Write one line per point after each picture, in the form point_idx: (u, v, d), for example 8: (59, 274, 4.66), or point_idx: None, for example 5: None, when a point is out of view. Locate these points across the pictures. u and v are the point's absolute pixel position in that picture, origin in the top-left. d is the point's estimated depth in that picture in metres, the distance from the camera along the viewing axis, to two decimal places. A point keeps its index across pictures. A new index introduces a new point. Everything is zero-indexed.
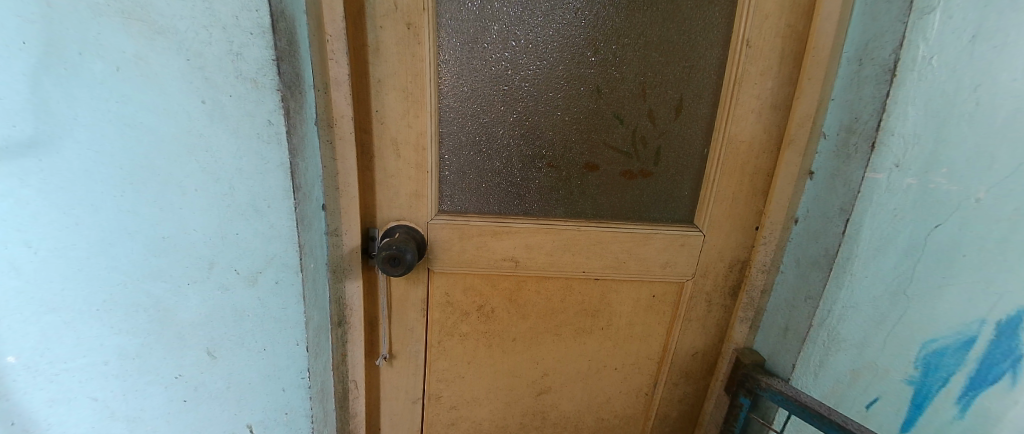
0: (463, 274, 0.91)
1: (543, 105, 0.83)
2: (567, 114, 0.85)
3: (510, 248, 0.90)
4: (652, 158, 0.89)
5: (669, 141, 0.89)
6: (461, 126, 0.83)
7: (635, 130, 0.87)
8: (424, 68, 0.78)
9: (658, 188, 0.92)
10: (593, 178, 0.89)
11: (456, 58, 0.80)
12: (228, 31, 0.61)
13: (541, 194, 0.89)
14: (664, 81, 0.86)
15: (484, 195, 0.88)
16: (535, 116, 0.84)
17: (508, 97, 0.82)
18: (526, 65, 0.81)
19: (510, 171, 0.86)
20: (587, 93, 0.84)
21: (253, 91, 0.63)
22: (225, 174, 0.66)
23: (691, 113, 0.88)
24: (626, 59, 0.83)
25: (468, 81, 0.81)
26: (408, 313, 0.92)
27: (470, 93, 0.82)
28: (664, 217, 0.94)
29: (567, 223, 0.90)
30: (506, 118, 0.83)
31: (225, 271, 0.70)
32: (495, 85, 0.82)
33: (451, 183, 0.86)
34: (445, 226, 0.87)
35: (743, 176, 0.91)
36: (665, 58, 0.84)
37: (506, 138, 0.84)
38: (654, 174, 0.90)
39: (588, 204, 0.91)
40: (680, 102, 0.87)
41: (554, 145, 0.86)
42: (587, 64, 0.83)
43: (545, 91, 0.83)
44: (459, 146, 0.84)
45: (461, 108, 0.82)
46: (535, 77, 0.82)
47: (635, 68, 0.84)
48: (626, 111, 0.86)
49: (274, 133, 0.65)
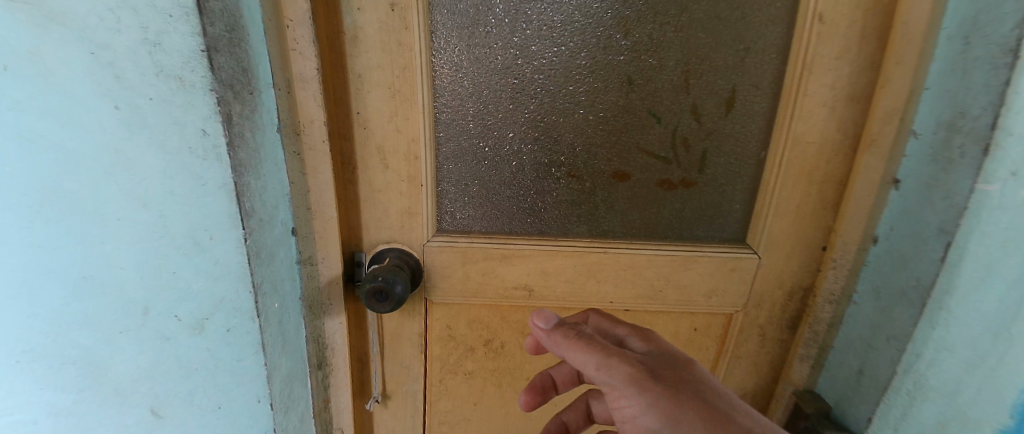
0: (467, 305, 0.77)
1: (561, 102, 0.69)
2: (591, 112, 0.69)
3: (523, 274, 0.75)
4: (694, 165, 0.73)
5: (718, 143, 0.72)
6: (461, 129, 0.69)
7: (675, 130, 0.71)
8: (415, 58, 0.62)
9: (703, 202, 0.75)
10: (623, 190, 0.74)
11: (454, 46, 0.65)
12: (140, 11, 0.42)
13: (560, 209, 0.74)
14: (712, 69, 0.69)
15: (490, 213, 0.73)
16: (551, 116, 0.69)
17: (518, 93, 0.68)
18: (540, 54, 0.66)
19: (522, 181, 0.72)
20: (615, 87, 0.69)
21: (179, 92, 0.44)
22: (155, 189, 0.47)
23: (745, 109, 0.72)
24: (665, 43, 0.67)
25: (469, 73, 0.67)
26: (404, 349, 0.78)
27: (471, 88, 0.67)
28: (710, 235, 0.78)
29: (591, 243, 0.75)
30: (516, 118, 0.69)
31: (165, 317, 0.52)
32: (502, 80, 0.67)
33: (451, 198, 0.72)
34: (444, 249, 0.72)
35: (809, 186, 0.74)
36: (715, 39, 0.68)
37: (516, 143, 0.70)
38: (698, 184, 0.74)
39: (616, 221, 0.75)
40: (732, 94, 0.71)
41: (576, 152, 0.71)
42: (616, 50, 0.67)
43: (563, 86, 0.68)
44: (459, 154, 0.70)
45: (462, 107, 0.68)
46: (551, 67, 0.67)
47: (676, 54, 0.68)
48: (664, 108, 0.70)
49: (211, 146, 0.46)
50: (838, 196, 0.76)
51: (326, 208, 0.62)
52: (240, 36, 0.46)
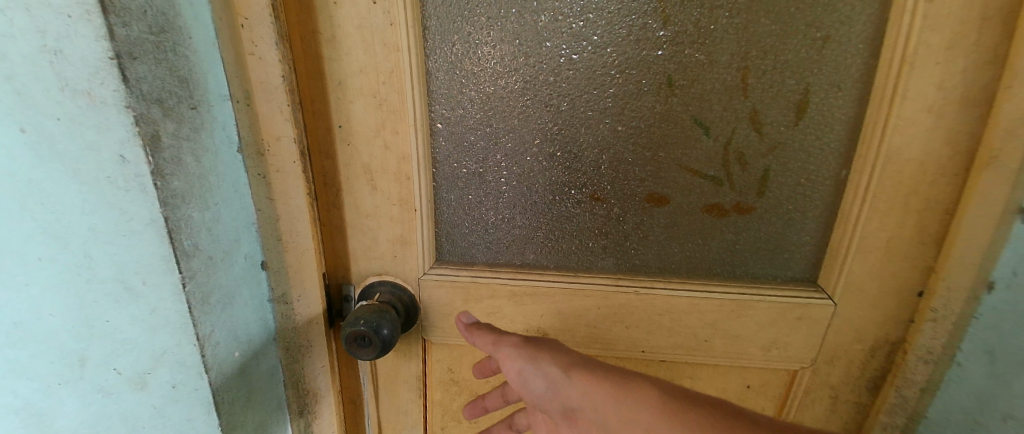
0: (470, 348, 0.66)
1: (584, 110, 0.58)
2: (621, 121, 0.58)
3: (538, 316, 0.65)
4: (754, 188, 0.61)
5: (784, 158, 0.59)
6: (463, 144, 0.59)
7: (729, 142, 0.59)
8: (404, 61, 0.52)
9: (760, 232, 0.63)
10: (659, 214, 0.63)
11: (453, 44, 0.55)
12: (35, 13, 0.33)
13: (583, 237, 0.64)
14: (777, 65, 0.56)
15: (498, 240, 0.64)
16: (570, 127, 0.58)
17: (530, 100, 0.57)
18: (557, 52, 0.55)
19: (538, 205, 0.62)
20: (649, 90, 0.57)
21: (90, 110, 0.36)
22: (74, 227, 0.39)
23: (821, 116, 0.58)
24: (716, 34, 0.55)
25: (471, 77, 0.56)
26: (401, 392, 0.69)
27: (475, 96, 0.57)
28: (770, 275, 0.65)
29: (619, 283, 0.64)
30: (530, 131, 0.58)
31: (101, 371, 0.44)
32: (511, 84, 0.56)
33: (452, 223, 0.62)
34: (443, 285, 0.62)
35: (903, 216, 0.58)
36: (782, 27, 0.54)
37: (530, 160, 0.60)
38: (759, 209, 0.62)
39: (652, 253, 0.65)
40: (806, 95, 0.57)
41: (600, 169, 0.60)
42: (652, 45, 0.55)
43: (585, 90, 0.57)
44: (461, 172, 0.60)
45: (464, 118, 0.57)
46: (571, 67, 0.56)
47: (730, 47, 0.55)
48: (713, 115, 0.58)
49: (133, 175, 0.38)
50: (943, 228, 0.58)
51: (299, 239, 0.53)
52: (166, 52, 0.39)
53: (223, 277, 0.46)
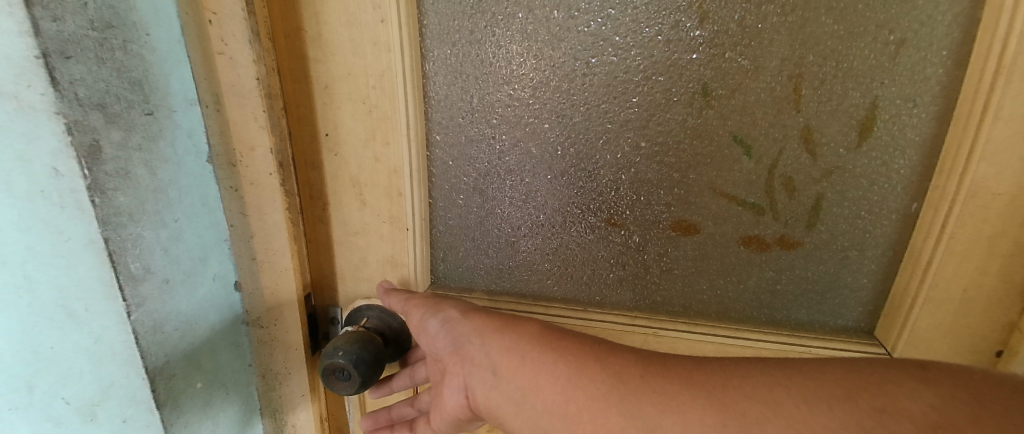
0: None
1: (602, 122, 0.50)
2: (645, 135, 0.50)
3: None
4: (803, 219, 0.52)
5: (840, 185, 0.50)
6: (464, 156, 0.52)
7: (775, 164, 0.50)
8: (398, 62, 0.45)
9: (810, 270, 0.54)
10: (686, 244, 0.54)
11: (454, 45, 0.48)
12: None
13: (596, 264, 0.56)
14: (836, 73, 0.47)
15: (501, 264, 0.57)
16: (586, 141, 0.51)
17: (540, 109, 0.50)
18: (573, 54, 0.48)
19: (546, 227, 0.55)
20: (678, 100, 0.49)
21: (20, 116, 0.32)
22: (2, 248, 0.34)
23: (891, 137, 0.48)
24: (765, 35, 0.46)
25: (474, 81, 0.49)
26: None
27: (477, 102, 0.50)
28: (817, 323, 0.57)
29: (638, 322, 0.56)
30: (539, 143, 0.51)
31: (48, 400, 0.40)
32: (519, 90, 0.49)
33: (450, 243, 0.57)
34: None
35: (986, 260, 0.48)
36: (845, 28, 0.45)
37: (539, 177, 0.52)
38: (808, 243, 0.53)
39: (675, 288, 0.57)
40: (871, 109, 0.47)
41: (618, 190, 0.52)
42: (685, 48, 0.47)
43: (604, 99, 0.49)
44: (460, 188, 0.54)
45: (464, 127, 0.51)
46: (589, 72, 0.48)
47: (780, 51, 0.46)
48: (756, 131, 0.49)
49: (70, 191, 0.34)
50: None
51: (273, 260, 0.48)
52: (105, 62, 0.34)
53: (179, 300, 0.43)
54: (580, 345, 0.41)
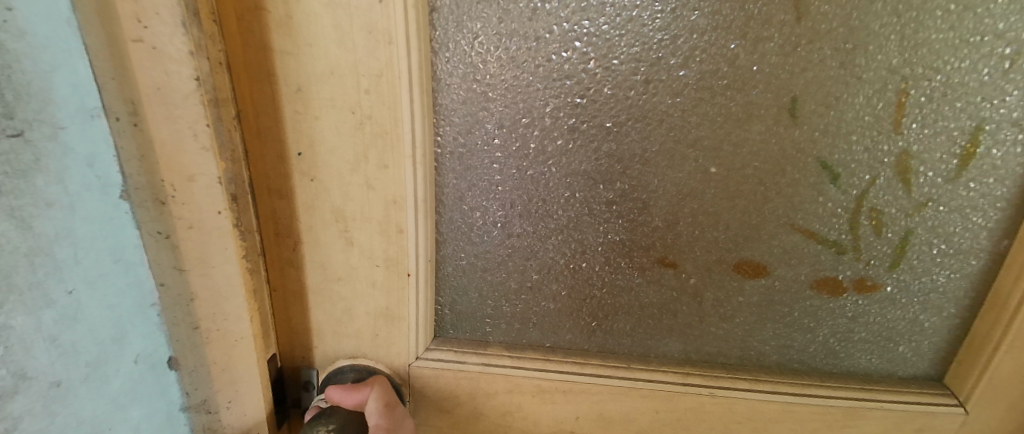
0: None
1: (663, 140, 0.40)
2: (713, 158, 0.40)
3: (571, 416, 0.48)
4: (886, 258, 0.43)
5: (929, 220, 0.42)
6: (483, 181, 0.40)
7: (865, 194, 0.41)
8: (398, 60, 0.32)
9: (885, 316, 0.46)
10: (750, 288, 0.45)
11: (474, 36, 0.36)
12: None
13: (639, 310, 0.46)
14: (945, 90, 0.38)
15: (522, 311, 0.46)
16: (641, 165, 0.40)
17: (584, 126, 0.39)
18: (635, 55, 0.37)
19: (583, 266, 0.44)
20: (763, 115, 0.39)
21: None
22: None
23: (994, 166, 0.40)
24: (869, 39, 0.37)
25: (501, 86, 0.37)
26: None
27: (504, 113, 0.38)
28: (886, 373, 0.48)
29: (687, 380, 0.46)
30: (581, 166, 0.40)
31: None
32: (560, 99, 0.38)
33: (459, 289, 0.45)
34: (444, 375, 0.45)
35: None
36: (960, 36, 0.36)
37: (577, 207, 0.42)
38: (888, 286, 0.44)
39: (733, 338, 0.47)
40: (973, 134, 0.39)
41: (674, 227, 0.43)
42: (773, 51, 0.37)
43: (670, 113, 0.39)
44: (475, 221, 0.42)
45: (484, 146, 0.39)
46: (655, 77, 0.38)
47: (888, 60, 0.37)
48: (848, 157, 0.40)
49: None
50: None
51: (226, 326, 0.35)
52: None
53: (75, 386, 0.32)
54: None
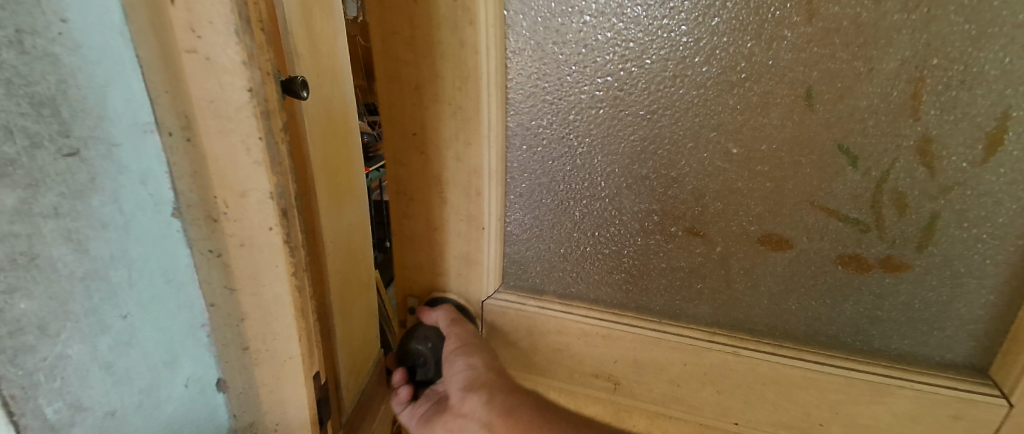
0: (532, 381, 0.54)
1: (687, 126, 0.40)
2: (737, 140, 0.40)
3: (608, 360, 0.50)
4: (914, 236, 0.39)
5: (965, 204, 0.37)
6: (540, 158, 0.44)
7: (884, 176, 0.38)
8: (484, 66, 0.39)
9: (914, 300, 0.42)
10: (773, 261, 0.44)
11: (534, 29, 0.40)
12: None
13: (672, 283, 0.47)
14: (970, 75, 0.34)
15: (574, 276, 0.49)
16: (670, 150, 0.41)
17: (621, 113, 0.41)
18: (665, 49, 0.38)
19: (622, 241, 0.46)
20: (779, 104, 0.38)
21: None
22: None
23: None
24: (890, 14, 0.34)
25: (554, 74, 0.41)
26: None
27: (558, 98, 0.42)
28: (921, 356, 0.44)
29: (714, 338, 0.46)
30: (618, 148, 0.42)
31: None
32: (601, 89, 0.40)
33: (521, 248, 0.49)
34: (510, 312, 0.50)
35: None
36: (980, 26, 0.33)
37: (615, 186, 0.44)
38: (917, 267, 0.40)
39: (760, 305, 0.46)
40: (1000, 121, 0.35)
41: (701, 200, 0.43)
42: (785, 48, 0.36)
43: (698, 103, 0.39)
44: (537, 191, 0.46)
45: (540, 128, 0.43)
46: (687, 68, 0.38)
47: (904, 51, 0.34)
48: (871, 137, 0.37)
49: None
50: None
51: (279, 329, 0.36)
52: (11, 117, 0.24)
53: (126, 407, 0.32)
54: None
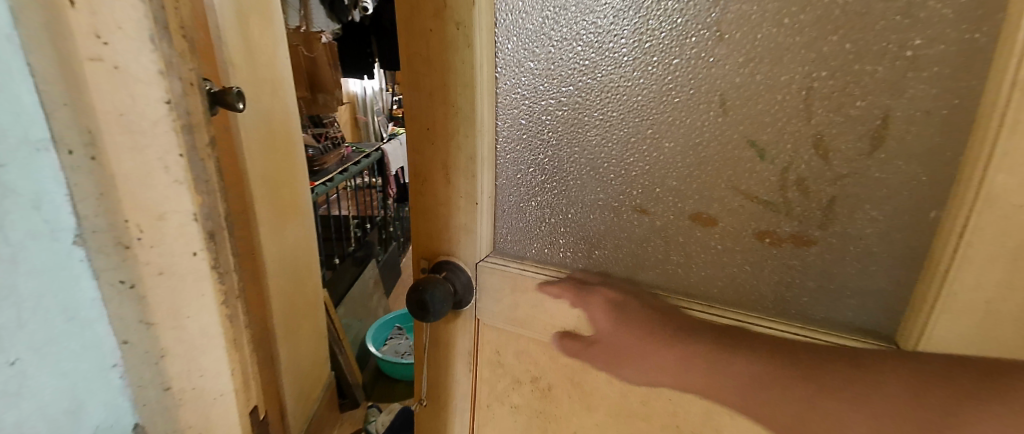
0: (517, 334, 0.66)
1: (631, 126, 0.55)
2: (663, 138, 0.53)
3: (573, 316, 0.60)
4: (818, 216, 0.50)
5: (859, 188, 0.47)
6: (524, 149, 0.61)
7: (788, 167, 0.49)
8: (480, 77, 0.56)
9: (819, 274, 0.52)
10: (704, 236, 0.55)
11: (517, 55, 0.57)
12: None
13: (617, 251, 0.61)
14: (840, 89, 0.45)
15: (546, 243, 0.64)
16: (616, 145, 0.56)
17: (577, 117, 0.57)
18: (614, 69, 0.53)
19: (582, 214, 0.61)
20: (698, 109, 0.51)
21: None
22: None
23: (914, 139, 0.44)
24: (776, 38, 0.46)
25: (534, 89, 0.58)
26: (454, 363, 0.73)
27: (536, 106, 0.58)
28: (834, 322, 0.52)
29: (658, 305, 0.57)
30: (579, 142, 0.58)
31: None
32: (563, 99, 0.57)
33: (511, 221, 0.65)
34: (495, 273, 0.65)
35: (1012, 272, 0.40)
36: (857, 50, 0.44)
37: (577, 170, 0.59)
38: (821, 243, 0.50)
39: (697, 273, 0.57)
40: (884, 121, 0.45)
41: (642, 182, 0.56)
42: (700, 65, 0.49)
43: (639, 109, 0.53)
44: (519, 177, 0.63)
45: (522, 126, 0.60)
46: (629, 83, 0.53)
47: (790, 68, 0.47)
48: (770, 135, 0.49)
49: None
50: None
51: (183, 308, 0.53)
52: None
53: (78, 369, 0.49)
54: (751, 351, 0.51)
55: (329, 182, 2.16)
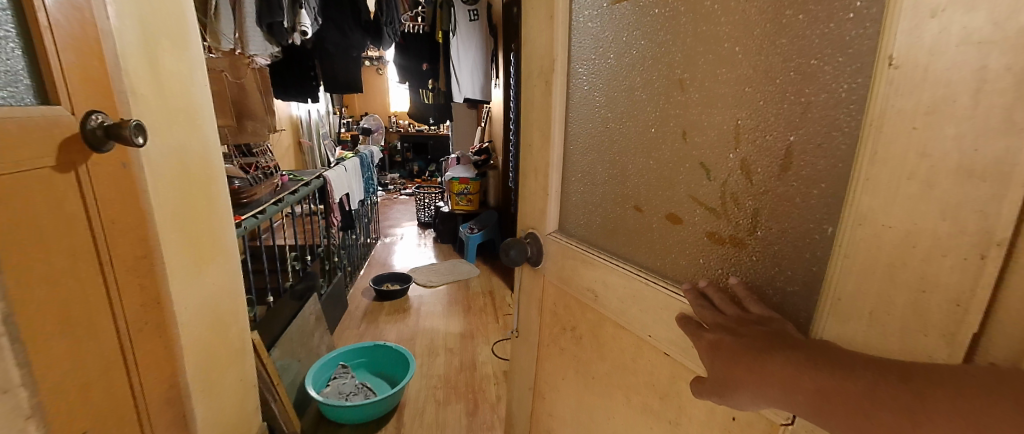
0: (564, 290, 0.91)
1: (632, 146, 0.75)
2: (650, 157, 0.72)
3: (593, 279, 0.82)
4: (746, 224, 0.59)
5: (766, 205, 0.56)
6: (580, 157, 0.86)
7: (726, 184, 0.61)
8: (555, 108, 0.85)
9: (754, 274, 0.60)
10: (676, 235, 0.69)
11: (580, 96, 0.84)
12: None
13: (627, 241, 0.78)
14: (757, 123, 0.56)
15: (590, 228, 0.86)
16: (624, 159, 0.77)
17: (604, 137, 0.80)
18: (623, 106, 0.75)
19: (606, 208, 0.82)
20: (670, 137, 0.68)
21: None
22: None
23: (809, 171, 0.51)
24: (709, 87, 0.62)
25: (586, 118, 0.83)
26: (531, 307, 1.03)
27: (588, 129, 0.83)
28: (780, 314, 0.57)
29: (635, 271, 0.74)
30: (602, 156, 0.81)
31: None
32: (598, 126, 0.81)
33: (569, 210, 0.91)
34: (553, 243, 0.92)
35: (888, 288, 0.44)
36: (766, 97, 0.55)
37: (602, 175, 0.82)
38: (750, 245, 0.59)
39: (670, 263, 0.71)
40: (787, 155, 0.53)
41: (637, 190, 0.75)
42: (667, 104, 0.68)
43: (637, 134, 0.73)
44: (575, 179, 0.88)
45: (579, 142, 0.85)
46: (630, 115, 0.74)
47: (726, 110, 0.60)
48: (717, 159, 0.62)
49: None
50: (959, 323, 0.39)
51: None
52: None
53: None
54: (787, 359, 0.47)
55: (259, 214, 1.99)
